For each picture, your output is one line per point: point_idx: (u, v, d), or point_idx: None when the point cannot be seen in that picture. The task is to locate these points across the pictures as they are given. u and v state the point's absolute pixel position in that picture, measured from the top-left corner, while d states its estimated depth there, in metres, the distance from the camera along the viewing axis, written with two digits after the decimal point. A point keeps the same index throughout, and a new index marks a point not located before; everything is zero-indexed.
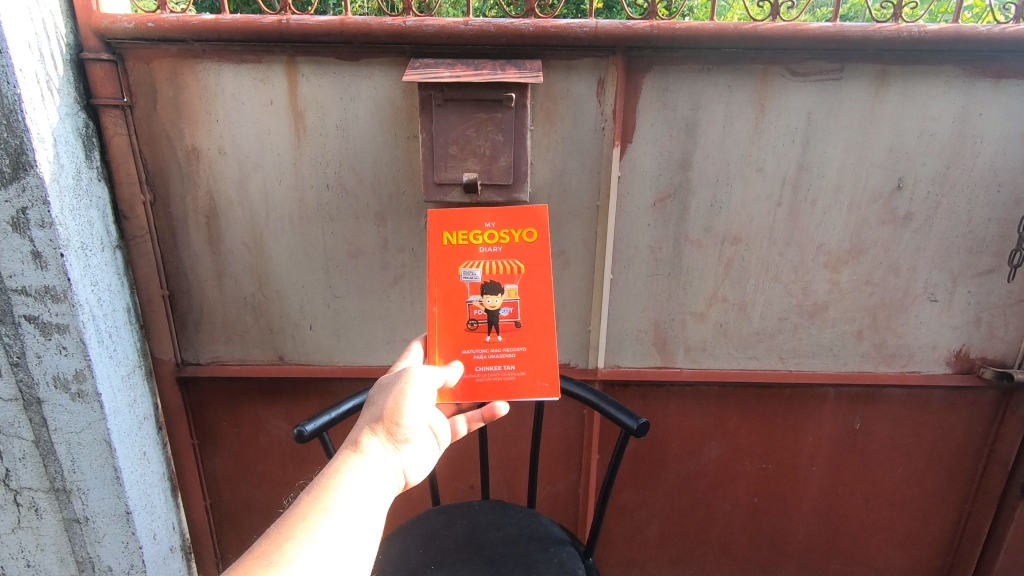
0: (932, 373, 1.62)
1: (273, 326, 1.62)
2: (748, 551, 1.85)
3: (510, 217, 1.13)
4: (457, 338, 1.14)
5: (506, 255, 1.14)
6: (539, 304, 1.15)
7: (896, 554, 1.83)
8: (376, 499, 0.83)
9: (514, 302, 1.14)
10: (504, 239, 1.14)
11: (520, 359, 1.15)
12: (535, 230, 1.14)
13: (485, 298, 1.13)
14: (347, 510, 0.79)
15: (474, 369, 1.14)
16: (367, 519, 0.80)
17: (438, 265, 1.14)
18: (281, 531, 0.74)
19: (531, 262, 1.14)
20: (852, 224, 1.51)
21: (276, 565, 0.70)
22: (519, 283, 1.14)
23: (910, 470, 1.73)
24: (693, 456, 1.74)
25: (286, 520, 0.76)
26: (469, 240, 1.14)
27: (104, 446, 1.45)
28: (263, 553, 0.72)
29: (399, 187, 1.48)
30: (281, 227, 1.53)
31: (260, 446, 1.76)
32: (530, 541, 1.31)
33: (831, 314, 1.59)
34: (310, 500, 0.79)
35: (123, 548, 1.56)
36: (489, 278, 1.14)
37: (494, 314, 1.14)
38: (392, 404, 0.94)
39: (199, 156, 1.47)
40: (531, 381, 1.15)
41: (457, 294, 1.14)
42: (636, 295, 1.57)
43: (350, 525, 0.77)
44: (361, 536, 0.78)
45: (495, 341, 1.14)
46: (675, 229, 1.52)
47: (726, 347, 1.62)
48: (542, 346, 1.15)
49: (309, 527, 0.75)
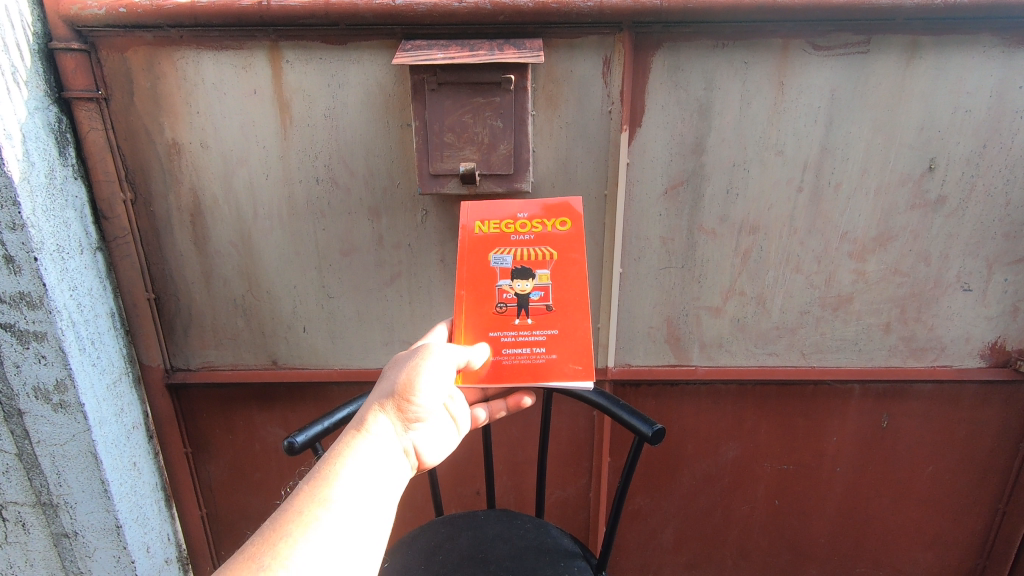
0: (964, 366, 1.53)
1: (265, 329, 1.54)
2: (768, 556, 1.76)
3: (541, 208, 1.07)
4: (482, 319, 1.05)
5: (538, 242, 1.05)
6: (575, 287, 1.05)
7: (924, 556, 1.73)
8: (382, 489, 0.77)
9: (545, 285, 1.04)
10: (538, 226, 1.06)
11: (551, 342, 1.05)
12: (569, 220, 1.06)
13: (515, 282, 1.04)
14: (348, 502, 0.72)
15: (502, 351, 1.04)
16: (370, 511, 0.74)
17: (467, 253, 1.06)
18: (275, 528, 0.68)
19: (564, 248, 1.06)
20: (879, 209, 1.40)
21: (269, 569, 0.64)
22: (551, 268, 1.05)
23: (940, 469, 1.63)
24: (710, 457, 1.65)
25: (282, 515, 0.69)
26: (501, 227, 1.06)
27: (90, 458, 1.38)
28: (255, 554, 0.65)
29: (394, 179, 1.39)
30: (270, 224, 1.44)
31: (256, 454, 1.69)
32: (538, 555, 1.23)
33: (856, 306, 1.48)
34: (309, 491, 0.72)
35: (115, 563, 1.49)
36: (520, 262, 1.05)
37: (524, 298, 1.05)
38: (407, 380, 0.87)
39: (181, 150, 1.38)
40: (563, 364, 1.04)
41: (485, 278, 1.05)
42: (647, 289, 1.48)
43: (350, 520, 0.71)
44: (363, 531, 0.72)
45: (524, 323, 1.05)
46: (688, 219, 1.42)
47: (744, 343, 1.53)
48: (575, 330, 1.05)
49: (306, 523, 0.69)
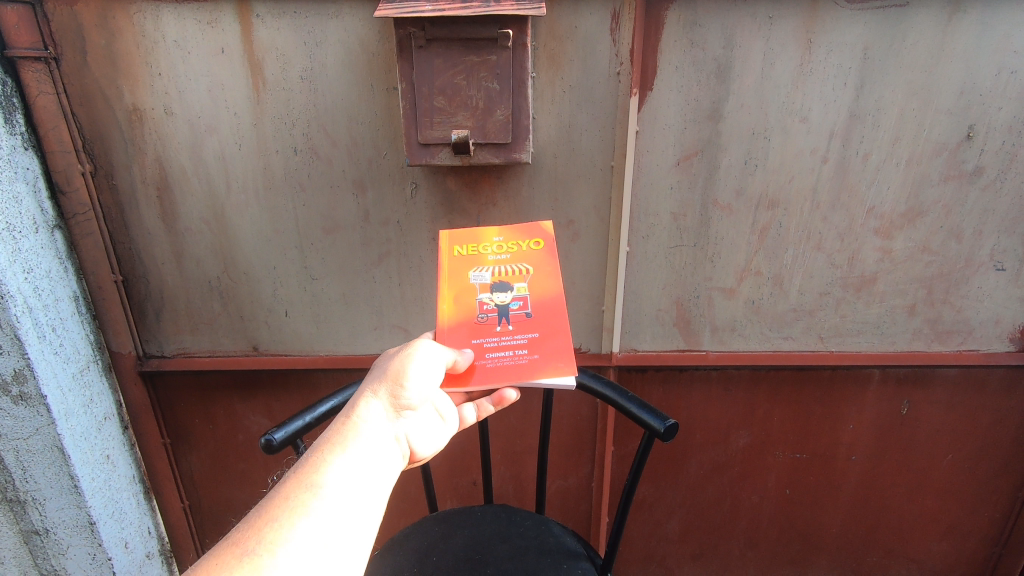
0: (992, 351, 1.43)
1: (244, 313, 1.43)
2: (777, 545, 1.69)
3: (518, 228, 1.01)
4: (460, 330, 0.95)
5: (515, 261, 0.99)
6: (555, 294, 0.98)
7: (938, 546, 1.67)
8: (380, 474, 0.68)
9: (525, 295, 0.97)
10: (514, 243, 1.00)
11: (534, 345, 0.95)
12: (542, 240, 1.00)
13: (495, 294, 0.97)
14: (342, 487, 0.63)
15: (484, 356, 0.93)
16: (367, 496, 0.64)
17: (443, 275, 0.98)
18: (261, 515, 0.59)
19: (541, 264, 0.99)
20: (910, 181, 1.29)
21: (255, 557, 0.55)
22: (529, 281, 0.98)
23: (960, 457, 1.55)
24: (719, 446, 1.56)
25: (269, 502, 0.60)
26: (477, 247, 0.99)
27: (57, 453, 1.28)
28: (239, 542, 0.57)
29: (380, 150, 1.27)
30: (244, 199, 1.32)
31: (239, 444, 1.59)
32: (539, 556, 1.14)
33: (880, 287, 1.38)
34: (298, 475, 0.63)
35: (90, 560, 1.41)
36: (497, 278, 0.97)
37: (504, 309, 0.97)
38: (397, 366, 0.80)
39: (143, 117, 1.25)
40: (549, 364, 0.93)
41: (462, 295, 0.97)
42: (656, 270, 1.37)
43: (345, 507, 0.62)
44: (360, 517, 0.62)
45: (506, 330, 0.96)
46: (701, 193, 1.30)
47: (758, 326, 1.43)
48: (560, 334, 0.95)
49: (295, 510, 0.59)
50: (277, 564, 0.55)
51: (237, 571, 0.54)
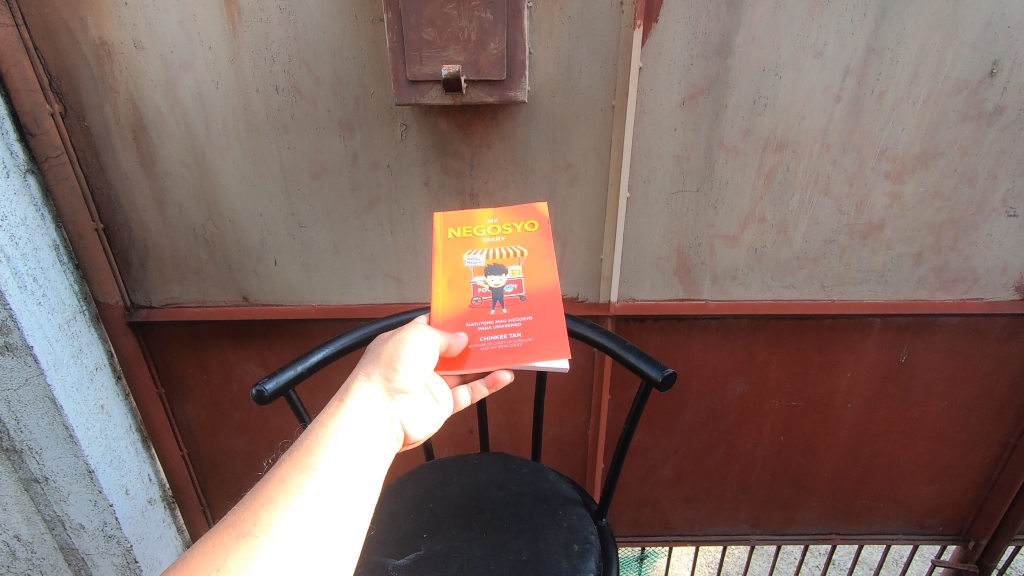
0: (997, 299, 1.40)
1: (232, 262, 1.39)
2: (769, 489, 1.73)
3: (514, 210, 0.97)
4: (454, 314, 0.93)
5: (509, 244, 0.95)
6: (551, 277, 0.95)
7: (926, 489, 1.70)
8: (375, 454, 0.66)
9: (520, 278, 0.95)
10: (509, 226, 0.96)
11: (528, 328, 0.92)
12: (537, 222, 0.97)
13: (489, 276, 0.94)
14: (337, 468, 0.61)
15: (478, 340, 0.92)
16: (366, 473, 0.63)
17: (437, 257, 0.96)
18: (257, 496, 0.58)
19: (537, 247, 0.96)
20: (925, 122, 1.22)
21: (252, 537, 0.54)
22: (524, 263, 0.95)
23: (954, 405, 1.55)
24: (716, 394, 1.56)
25: (265, 483, 0.59)
26: (472, 229, 0.97)
27: (49, 403, 1.27)
28: (235, 524, 0.55)
29: (367, 88, 1.19)
30: (226, 142, 1.25)
31: (234, 393, 1.59)
32: (535, 502, 1.15)
33: (886, 234, 1.34)
34: (292, 456, 0.61)
35: (92, 506, 1.42)
36: (492, 260, 0.95)
37: (499, 292, 0.94)
38: (390, 350, 0.79)
39: (111, 52, 1.17)
40: (543, 347, 0.90)
41: (456, 278, 0.94)
42: (656, 216, 1.33)
43: (341, 487, 0.60)
44: (357, 496, 0.61)
45: (500, 313, 0.93)
46: (706, 134, 1.24)
47: (760, 275, 1.39)
48: (555, 317, 0.93)
49: (290, 491, 0.58)
50: (274, 545, 0.54)
51: (233, 551, 0.53)
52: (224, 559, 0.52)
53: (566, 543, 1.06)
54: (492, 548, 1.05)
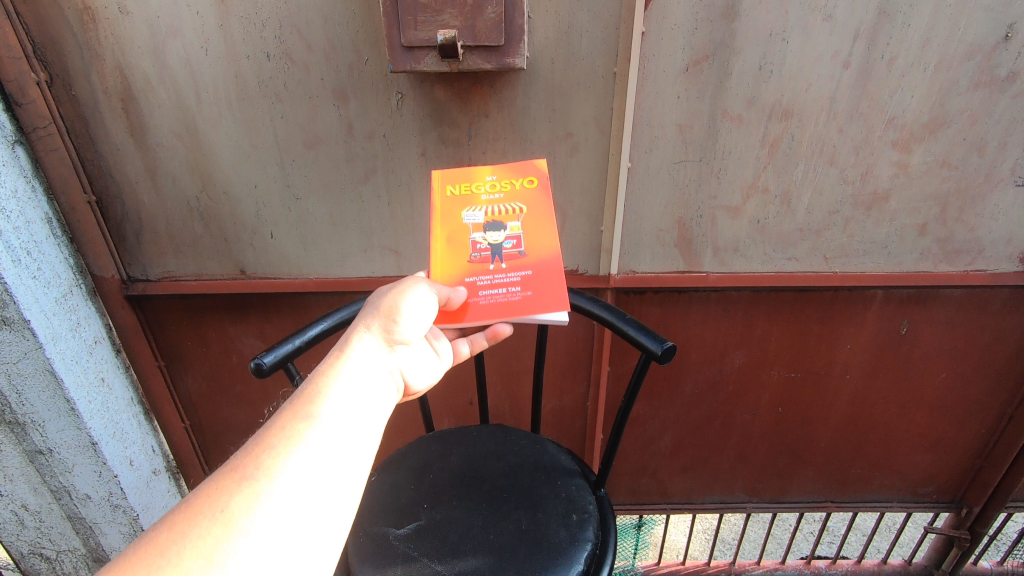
0: (1001, 271, 1.39)
1: (227, 234, 1.37)
2: (766, 459, 1.75)
3: (512, 167, 0.98)
4: (453, 270, 0.93)
5: (508, 200, 0.95)
6: (549, 232, 0.95)
7: (922, 458, 1.72)
8: (376, 403, 0.65)
9: (519, 234, 0.94)
10: (508, 182, 0.97)
11: (528, 282, 0.92)
12: (535, 179, 0.97)
13: (488, 233, 0.94)
14: (340, 415, 0.60)
15: (477, 295, 0.91)
16: (368, 422, 0.62)
17: (435, 214, 0.95)
18: (259, 442, 0.57)
19: (535, 202, 0.96)
20: (936, 89, 1.19)
21: (254, 482, 0.53)
22: (523, 219, 0.95)
23: (953, 376, 1.55)
24: (715, 366, 1.56)
25: (267, 429, 0.58)
26: (471, 186, 0.96)
27: (49, 376, 1.27)
28: (237, 467, 0.55)
29: (360, 55, 1.16)
30: (217, 111, 1.22)
31: (234, 366, 1.59)
32: (534, 473, 1.16)
33: (891, 205, 1.32)
34: (294, 402, 0.60)
35: (97, 477, 1.44)
36: (491, 216, 0.94)
37: (498, 248, 0.93)
38: (390, 301, 0.77)
39: (96, 17, 1.13)
40: (543, 300, 0.90)
41: (455, 234, 0.94)
42: (658, 187, 1.30)
43: (344, 434, 0.59)
44: (363, 441, 0.61)
45: (499, 268, 0.93)
46: (710, 103, 1.21)
47: (762, 247, 1.38)
48: (554, 271, 0.92)
49: (293, 436, 0.57)
50: (276, 490, 0.53)
51: (237, 495, 0.52)
52: (228, 502, 0.52)
53: (565, 512, 1.07)
54: (492, 518, 1.06)
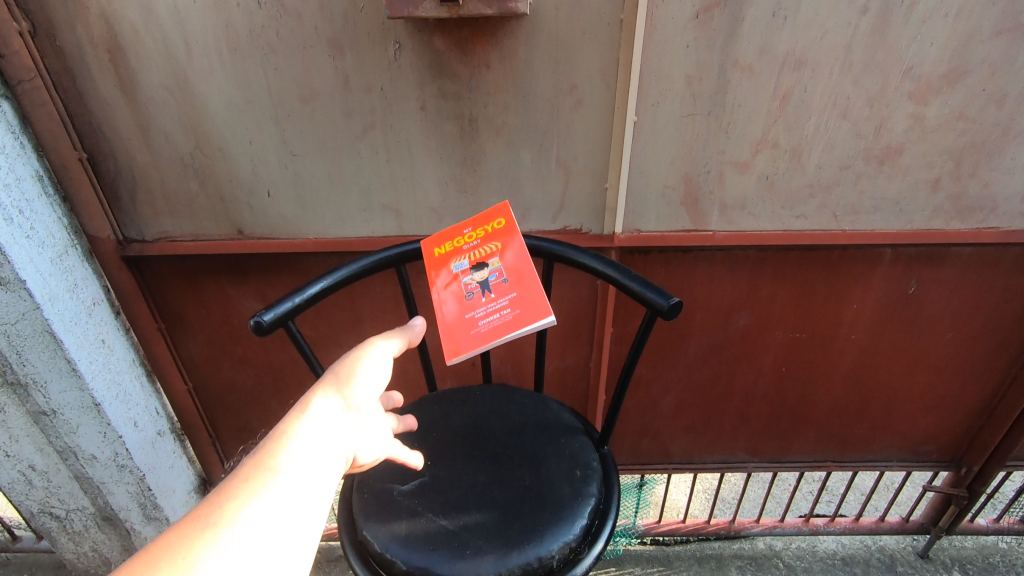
0: (1014, 229, 1.36)
1: (223, 194, 1.34)
2: (768, 420, 1.75)
3: (481, 216, 1.06)
4: (451, 311, 0.96)
5: (484, 241, 1.02)
6: (525, 258, 0.99)
7: (923, 418, 1.73)
8: (330, 460, 0.68)
9: (500, 266, 0.99)
10: (481, 230, 1.04)
11: (515, 302, 0.94)
12: (502, 219, 1.04)
13: (475, 271, 0.99)
14: (297, 470, 0.64)
15: (475, 326, 0.93)
16: (322, 478, 0.65)
17: (428, 274, 1.02)
18: (221, 492, 0.60)
19: (507, 237, 1.01)
20: (956, 37, 1.14)
21: (213, 527, 0.56)
22: (500, 254, 1.00)
23: (959, 336, 1.54)
24: (718, 327, 1.55)
25: (229, 481, 0.61)
26: (453, 243, 1.04)
27: (49, 336, 1.26)
28: (197, 513, 0.57)
29: (356, 2, 1.11)
30: (209, 64, 1.18)
31: (235, 328, 1.58)
32: (538, 432, 1.15)
33: (904, 160, 1.28)
34: (256, 458, 0.64)
35: (102, 438, 1.45)
36: (474, 260, 1.01)
37: (485, 283, 0.98)
38: (348, 364, 0.80)
39: None
40: (530, 313, 0.91)
41: (449, 283, 0.99)
42: (664, 143, 1.27)
43: (299, 487, 0.62)
44: (316, 496, 0.63)
45: (490, 298, 0.96)
46: (720, 52, 1.16)
47: (770, 204, 1.35)
48: (537, 288, 0.94)
49: (253, 489, 0.60)
50: (248, 516, 0.58)
51: (193, 538, 0.55)
52: (183, 543, 0.54)
53: (568, 470, 1.07)
54: (495, 476, 1.06)
